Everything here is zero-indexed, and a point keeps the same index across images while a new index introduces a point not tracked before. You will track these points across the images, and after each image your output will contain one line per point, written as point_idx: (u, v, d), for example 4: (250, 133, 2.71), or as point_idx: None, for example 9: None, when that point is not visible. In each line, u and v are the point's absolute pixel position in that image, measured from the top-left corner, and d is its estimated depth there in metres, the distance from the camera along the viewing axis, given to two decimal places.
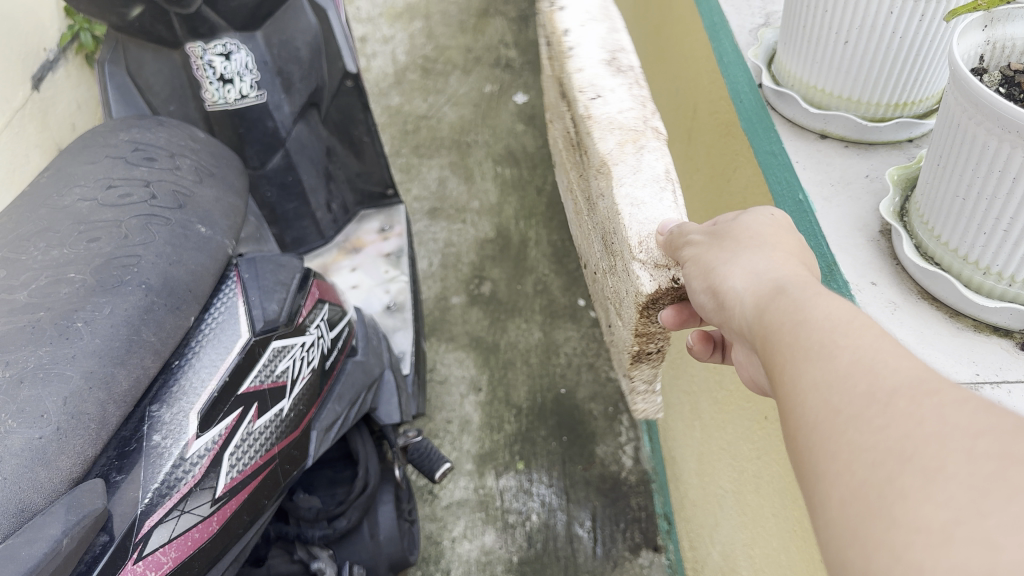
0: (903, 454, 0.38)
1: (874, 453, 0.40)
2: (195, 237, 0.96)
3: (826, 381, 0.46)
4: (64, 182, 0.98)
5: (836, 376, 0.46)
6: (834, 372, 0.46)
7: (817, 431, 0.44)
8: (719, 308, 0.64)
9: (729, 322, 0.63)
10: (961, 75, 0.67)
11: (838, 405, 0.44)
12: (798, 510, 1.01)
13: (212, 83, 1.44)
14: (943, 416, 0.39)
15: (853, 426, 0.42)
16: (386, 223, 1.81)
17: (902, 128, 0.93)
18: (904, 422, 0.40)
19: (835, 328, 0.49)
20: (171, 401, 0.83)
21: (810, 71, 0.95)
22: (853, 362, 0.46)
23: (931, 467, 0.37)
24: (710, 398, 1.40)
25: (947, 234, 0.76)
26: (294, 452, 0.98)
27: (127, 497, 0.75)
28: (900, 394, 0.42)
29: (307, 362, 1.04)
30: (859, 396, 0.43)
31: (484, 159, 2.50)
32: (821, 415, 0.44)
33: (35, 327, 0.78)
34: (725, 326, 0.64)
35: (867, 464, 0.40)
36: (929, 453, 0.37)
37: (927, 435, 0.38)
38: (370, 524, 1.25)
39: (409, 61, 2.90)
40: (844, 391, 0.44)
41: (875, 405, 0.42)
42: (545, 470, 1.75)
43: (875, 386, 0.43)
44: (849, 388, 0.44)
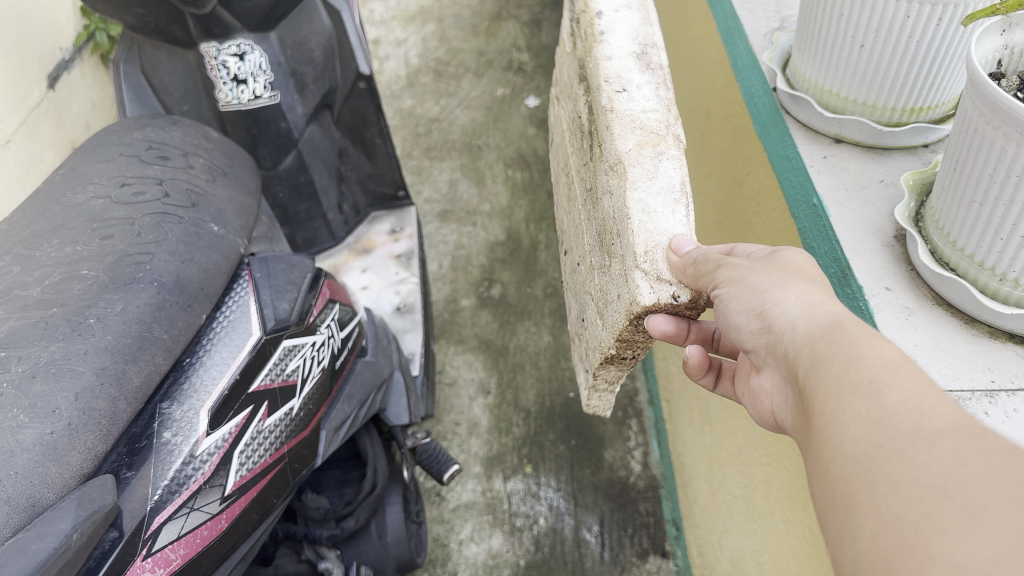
0: (944, 492, 0.39)
1: (916, 490, 0.40)
2: (207, 236, 0.96)
3: (875, 419, 0.47)
4: (78, 180, 0.99)
5: (884, 414, 0.46)
6: (883, 411, 0.47)
7: (860, 468, 0.45)
8: (764, 331, 0.64)
9: (773, 347, 0.63)
10: (979, 79, 0.66)
11: (881, 442, 0.45)
12: (808, 517, 1.00)
13: (226, 84, 1.45)
14: (986, 458, 0.39)
15: (896, 465, 0.43)
16: (397, 225, 1.81)
17: (918, 133, 0.93)
18: (947, 462, 0.40)
19: (888, 364, 0.50)
20: (181, 399, 0.83)
21: (826, 75, 0.95)
22: (902, 403, 0.46)
23: (971, 506, 0.37)
24: (720, 404, 1.39)
25: (962, 239, 0.75)
26: (303, 451, 0.98)
27: (136, 493, 0.75)
28: (947, 436, 0.42)
29: (317, 361, 1.04)
30: (905, 433, 0.44)
31: (495, 162, 2.50)
32: (865, 451, 0.45)
33: (48, 323, 0.78)
34: (765, 351, 0.65)
35: (908, 501, 0.40)
36: (970, 492, 0.38)
37: (969, 475, 0.39)
38: (377, 525, 1.25)
39: (421, 64, 2.91)
40: (890, 428, 0.45)
41: (920, 443, 0.43)
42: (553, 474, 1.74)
43: (920, 425, 0.44)
44: (894, 425, 0.45)
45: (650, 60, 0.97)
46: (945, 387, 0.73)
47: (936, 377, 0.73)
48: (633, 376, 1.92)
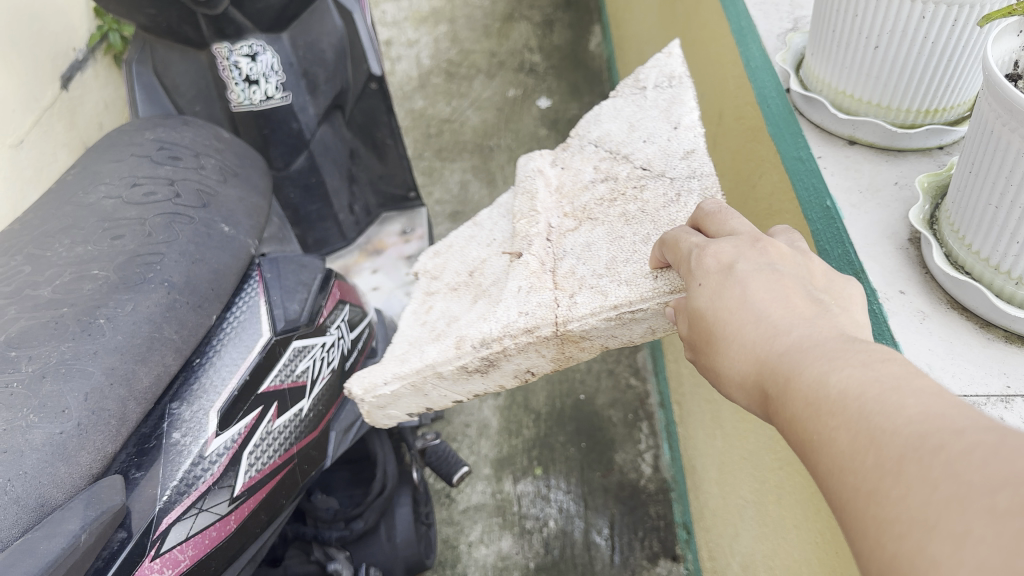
0: (929, 523, 0.36)
1: (898, 525, 0.37)
2: (218, 236, 0.96)
3: (836, 464, 0.43)
4: (90, 180, 0.99)
5: (842, 457, 0.43)
6: (836, 457, 0.43)
7: (843, 516, 0.41)
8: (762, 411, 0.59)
9: None
10: (996, 80, 0.65)
11: (852, 486, 0.41)
12: (820, 521, 0.99)
13: (238, 84, 1.45)
14: (956, 473, 0.36)
15: (873, 506, 0.39)
16: (408, 226, 1.80)
17: (933, 135, 0.91)
18: (917, 487, 0.38)
19: (819, 402, 0.46)
20: (192, 399, 0.83)
21: (839, 76, 0.94)
22: (852, 438, 0.43)
23: (957, 531, 0.34)
24: (732, 406, 1.38)
25: (978, 242, 0.74)
26: (313, 452, 0.98)
27: (145, 494, 0.75)
28: (906, 458, 0.39)
29: (327, 362, 1.04)
30: (870, 470, 0.41)
31: (506, 163, 2.50)
32: (841, 499, 0.42)
33: (58, 322, 0.78)
34: None
35: (893, 537, 0.37)
36: (951, 518, 0.35)
37: (943, 498, 0.36)
38: (387, 526, 1.24)
39: (433, 65, 2.91)
40: (853, 470, 0.42)
41: (886, 477, 0.39)
42: (562, 476, 1.74)
43: (878, 457, 0.41)
44: (859, 466, 0.41)
45: (505, 357, 0.86)
46: (960, 393, 0.72)
47: (949, 383, 0.72)
48: (645, 377, 1.91)
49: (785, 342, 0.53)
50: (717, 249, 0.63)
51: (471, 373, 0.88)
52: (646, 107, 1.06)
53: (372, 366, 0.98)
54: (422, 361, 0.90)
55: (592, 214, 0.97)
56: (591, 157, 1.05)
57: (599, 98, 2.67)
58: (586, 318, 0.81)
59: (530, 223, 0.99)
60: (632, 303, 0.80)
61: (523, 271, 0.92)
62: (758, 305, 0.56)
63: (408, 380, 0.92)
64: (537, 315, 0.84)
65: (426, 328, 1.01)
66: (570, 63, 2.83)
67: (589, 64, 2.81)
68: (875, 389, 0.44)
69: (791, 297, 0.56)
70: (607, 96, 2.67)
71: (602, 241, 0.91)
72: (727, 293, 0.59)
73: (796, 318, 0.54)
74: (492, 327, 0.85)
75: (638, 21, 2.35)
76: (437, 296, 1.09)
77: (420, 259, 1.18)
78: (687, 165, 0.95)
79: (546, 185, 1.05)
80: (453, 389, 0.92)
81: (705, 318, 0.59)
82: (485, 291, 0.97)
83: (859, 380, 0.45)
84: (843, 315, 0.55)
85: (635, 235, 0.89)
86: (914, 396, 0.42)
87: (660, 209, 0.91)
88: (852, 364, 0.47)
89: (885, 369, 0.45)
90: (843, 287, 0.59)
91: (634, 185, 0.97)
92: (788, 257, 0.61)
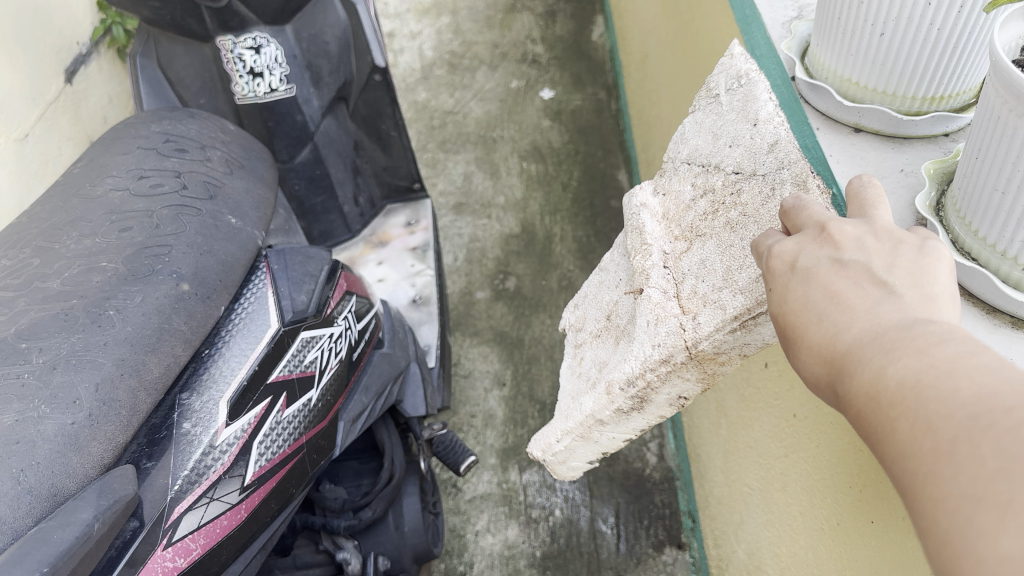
0: (980, 499, 0.36)
1: (950, 502, 0.38)
2: (225, 228, 0.97)
3: (897, 452, 0.43)
4: (97, 172, 1.00)
5: (902, 444, 0.43)
6: (896, 444, 0.43)
7: (905, 500, 0.41)
8: None
9: None
10: (1002, 65, 0.65)
11: (909, 470, 0.41)
12: (826, 506, 1.00)
13: (242, 77, 1.46)
14: (1001, 447, 0.37)
15: (928, 488, 0.40)
16: (412, 217, 1.80)
17: (938, 122, 0.92)
18: (969, 465, 0.38)
19: (879, 394, 0.46)
20: (201, 390, 0.83)
21: (844, 63, 0.94)
22: (911, 424, 0.42)
23: (1001, 501, 0.35)
24: (737, 395, 1.38)
25: (984, 228, 0.74)
26: (321, 441, 0.98)
27: (157, 484, 0.76)
28: (959, 439, 0.39)
29: (335, 352, 1.04)
30: (926, 454, 0.41)
31: (510, 154, 2.50)
32: (900, 484, 0.42)
33: (68, 314, 0.79)
34: None
35: (946, 513, 0.38)
36: (1000, 490, 0.36)
37: (993, 472, 0.37)
38: (395, 515, 1.25)
39: (436, 56, 2.91)
40: (910, 455, 0.42)
41: (940, 460, 0.40)
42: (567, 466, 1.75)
43: (933, 439, 0.41)
44: (916, 450, 0.41)
45: (652, 391, 0.86)
46: None
47: None
48: None
49: (847, 339, 0.51)
50: (781, 248, 0.61)
51: (628, 413, 0.89)
52: (723, 113, 0.97)
53: (546, 426, 1.04)
54: (582, 413, 0.94)
55: (700, 231, 0.92)
56: (686, 175, 0.99)
57: (602, 89, 2.67)
58: (713, 334, 0.79)
59: (644, 257, 0.95)
60: (752, 310, 0.77)
61: (647, 306, 0.89)
62: (822, 305, 0.55)
63: (574, 433, 0.96)
64: (669, 344, 0.83)
65: (583, 379, 1.04)
66: (573, 53, 2.82)
67: (592, 55, 2.80)
68: (930, 375, 0.43)
69: (858, 289, 0.54)
70: (610, 87, 2.67)
71: (715, 255, 0.87)
72: (793, 294, 0.57)
73: (859, 309, 0.53)
74: (633, 365, 0.85)
75: (641, 10, 2.35)
76: (586, 345, 1.11)
77: (564, 316, 1.22)
78: (774, 158, 0.87)
79: (653, 216, 1.00)
80: (619, 432, 0.94)
81: (778, 321, 0.58)
82: (625, 330, 0.98)
83: (916, 367, 0.45)
84: (911, 297, 0.52)
85: (743, 241, 0.85)
86: (968, 377, 0.42)
87: (761, 208, 0.85)
88: (909, 352, 0.46)
89: (940, 353, 0.45)
90: (913, 259, 0.55)
91: (731, 191, 0.90)
92: (855, 239, 0.59)
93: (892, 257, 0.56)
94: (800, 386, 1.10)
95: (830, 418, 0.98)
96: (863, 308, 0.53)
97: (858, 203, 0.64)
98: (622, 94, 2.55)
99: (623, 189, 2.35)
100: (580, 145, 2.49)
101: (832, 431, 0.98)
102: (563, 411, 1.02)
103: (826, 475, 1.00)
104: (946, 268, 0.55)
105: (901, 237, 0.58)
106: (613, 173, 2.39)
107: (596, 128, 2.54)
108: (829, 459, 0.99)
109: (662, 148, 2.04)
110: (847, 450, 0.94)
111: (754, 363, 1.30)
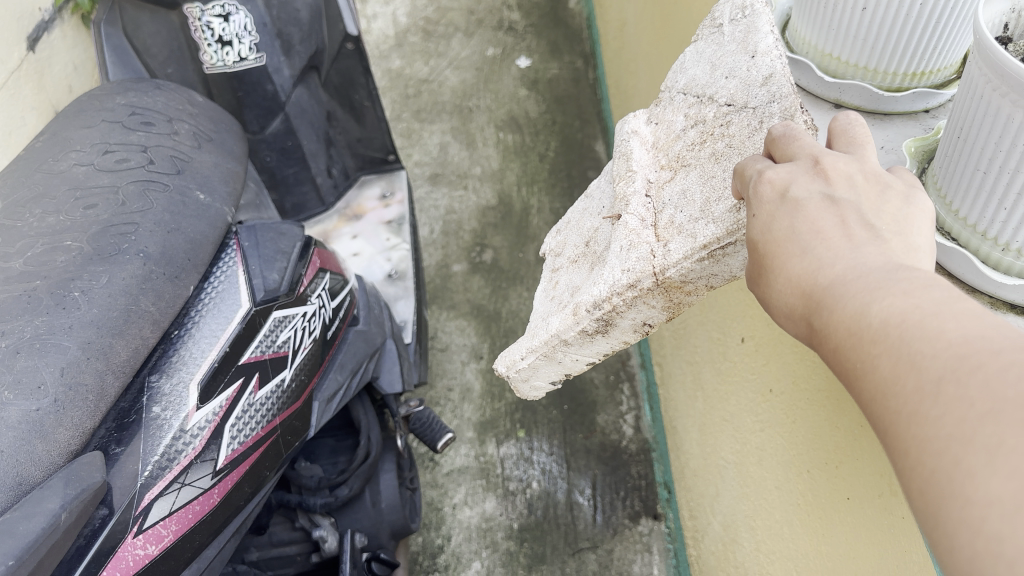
0: (966, 440, 0.35)
1: (934, 442, 0.37)
2: (194, 204, 0.95)
3: (875, 391, 0.42)
4: (61, 147, 0.99)
5: (882, 382, 0.42)
6: (876, 383, 0.42)
7: (884, 441, 0.41)
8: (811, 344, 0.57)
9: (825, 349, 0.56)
10: (985, 43, 0.64)
11: (890, 410, 0.41)
12: (801, 482, 1.01)
13: (210, 46, 1.42)
14: (991, 389, 0.36)
15: (911, 429, 0.39)
16: (387, 190, 1.77)
17: (919, 99, 0.90)
18: (955, 407, 0.37)
19: (859, 329, 0.45)
20: (171, 371, 0.81)
21: (826, 38, 0.93)
22: (892, 363, 0.42)
23: (991, 444, 0.34)
24: (713, 368, 1.38)
25: (965, 208, 0.73)
26: (295, 422, 0.95)
27: (126, 470, 0.73)
28: (945, 380, 0.38)
29: (309, 332, 1.01)
30: (909, 394, 0.40)
31: (486, 125, 2.47)
32: (882, 424, 0.41)
33: (31, 295, 0.77)
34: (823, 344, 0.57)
35: (931, 455, 0.37)
36: (988, 430, 0.35)
37: (982, 414, 0.36)
38: (371, 492, 1.24)
39: (410, 23, 2.84)
40: (890, 395, 0.41)
41: (924, 400, 0.39)
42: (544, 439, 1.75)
43: (916, 379, 0.40)
44: (898, 389, 0.40)
45: (618, 315, 0.86)
46: None
47: None
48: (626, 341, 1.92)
49: (830, 274, 0.50)
50: (773, 174, 0.60)
51: (593, 335, 0.89)
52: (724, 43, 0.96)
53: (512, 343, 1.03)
54: (548, 332, 0.93)
55: (685, 161, 0.92)
56: (681, 105, 1.00)
57: (579, 57, 2.65)
58: (681, 262, 0.79)
59: (628, 183, 0.98)
60: (721, 240, 0.76)
61: (623, 232, 0.90)
62: (807, 239, 0.54)
63: (539, 350, 0.95)
64: (637, 269, 0.83)
65: (555, 301, 1.02)
66: (550, 20, 2.78)
67: (569, 23, 2.76)
68: (915, 315, 0.43)
69: (846, 228, 0.53)
70: (587, 55, 2.65)
71: (697, 185, 0.86)
72: (779, 222, 0.56)
73: (844, 247, 0.52)
74: (601, 289, 0.85)
75: None
76: (562, 270, 1.09)
77: (545, 241, 1.19)
78: (766, 92, 0.84)
79: (643, 143, 1.03)
80: (578, 354, 0.94)
81: (759, 247, 0.57)
82: (600, 258, 0.97)
83: (899, 307, 0.44)
84: (896, 244, 0.52)
85: (725, 172, 0.84)
86: (952, 319, 0.41)
87: (747, 140, 0.83)
88: (894, 291, 0.45)
89: (925, 296, 0.44)
90: (897, 209, 0.55)
91: (721, 123, 0.89)
92: (847, 177, 0.58)
93: (882, 202, 0.55)
94: (776, 361, 1.10)
95: (807, 395, 0.99)
96: (846, 246, 0.52)
97: (845, 139, 0.63)
98: (599, 62, 2.53)
99: (600, 159, 2.33)
100: (558, 114, 2.47)
101: (809, 408, 0.99)
102: (531, 329, 1.01)
103: (803, 451, 1.00)
104: (927, 220, 0.55)
105: (888, 183, 0.57)
106: (590, 143, 2.38)
107: (574, 97, 2.52)
108: (804, 437, 1.00)
109: None
110: (823, 427, 0.94)
111: (732, 337, 1.29)
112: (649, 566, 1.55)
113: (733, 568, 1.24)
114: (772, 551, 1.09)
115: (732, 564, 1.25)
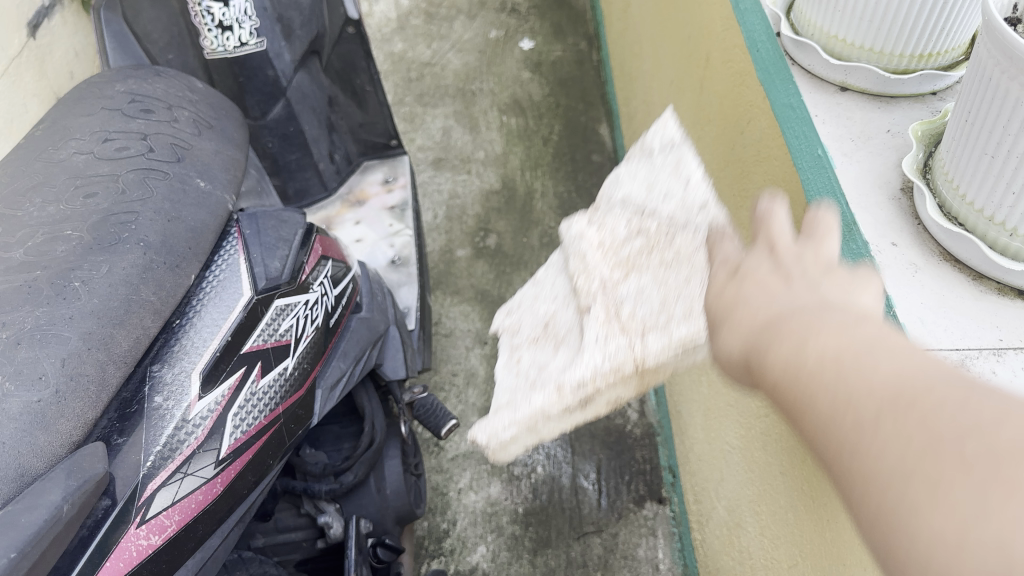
0: (910, 477, 0.35)
1: (879, 481, 0.37)
2: (194, 192, 0.95)
3: (816, 431, 0.42)
4: (60, 135, 0.98)
5: (822, 420, 0.42)
6: (816, 420, 0.42)
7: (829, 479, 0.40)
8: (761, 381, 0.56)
9: None
10: (996, 24, 0.63)
11: (831, 445, 0.40)
12: (806, 467, 1.00)
13: (211, 31, 1.39)
14: (930, 426, 0.36)
15: (854, 463, 0.38)
16: (390, 175, 1.77)
17: (926, 81, 0.89)
18: (895, 444, 0.37)
19: (795, 367, 0.45)
20: (173, 361, 0.80)
21: (832, 20, 0.91)
22: (828, 400, 0.42)
23: (936, 483, 0.34)
24: None
25: (972, 192, 0.72)
26: (298, 411, 0.95)
27: (128, 460, 0.73)
28: (883, 416, 0.38)
29: (311, 320, 1.01)
30: (849, 430, 0.39)
31: (489, 108, 2.45)
32: (826, 459, 0.41)
33: (31, 286, 0.77)
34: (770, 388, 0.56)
35: (877, 494, 0.37)
36: (931, 467, 0.35)
37: (922, 449, 0.36)
38: (376, 478, 1.25)
39: (412, 6, 2.82)
40: (831, 429, 0.41)
41: (864, 437, 0.39)
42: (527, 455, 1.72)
43: (855, 416, 0.40)
44: (838, 424, 0.40)
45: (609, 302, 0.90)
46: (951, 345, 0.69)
47: (944, 338, 0.69)
48: None
49: (770, 317, 0.51)
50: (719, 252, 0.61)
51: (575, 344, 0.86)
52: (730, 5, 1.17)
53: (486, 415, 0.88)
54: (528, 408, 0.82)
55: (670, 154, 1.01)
56: None
57: (582, 40, 2.63)
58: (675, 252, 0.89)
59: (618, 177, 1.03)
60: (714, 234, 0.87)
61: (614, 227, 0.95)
62: (750, 296, 0.54)
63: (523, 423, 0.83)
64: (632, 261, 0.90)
65: (522, 377, 0.92)
66: (552, 2, 2.76)
67: (572, 5, 2.75)
68: (850, 352, 0.43)
69: (787, 280, 0.54)
70: (591, 38, 2.63)
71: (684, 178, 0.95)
72: (726, 290, 0.57)
73: (784, 296, 0.52)
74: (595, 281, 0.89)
75: None
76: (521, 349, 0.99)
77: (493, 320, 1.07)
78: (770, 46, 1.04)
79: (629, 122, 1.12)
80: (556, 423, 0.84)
81: (706, 309, 0.58)
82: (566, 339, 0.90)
83: (835, 343, 0.44)
84: (834, 283, 0.53)
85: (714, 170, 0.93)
86: (885, 355, 0.42)
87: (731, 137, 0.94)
88: (830, 329, 0.46)
89: (859, 332, 0.44)
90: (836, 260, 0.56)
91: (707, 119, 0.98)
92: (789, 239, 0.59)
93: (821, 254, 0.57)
94: None
95: None
96: (787, 294, 0.52)
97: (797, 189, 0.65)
98: (603, 44, 2.52)
99: (604, 143, 2.33)
100: (561, 97, 2.46)
101: None
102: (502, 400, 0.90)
103: (805, 436, 1.00)
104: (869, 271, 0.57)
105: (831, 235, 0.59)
106: (594, 126, 2.37)
107: (577, 80, 2.50)
108: None
109: (644, 101, 2.00)
110: None
111: None
112: (654, 549, 1.56)
113: (738, 552, 1.24)
114: (776, 535, 1.09)
115: (737, 548, 1.25)
